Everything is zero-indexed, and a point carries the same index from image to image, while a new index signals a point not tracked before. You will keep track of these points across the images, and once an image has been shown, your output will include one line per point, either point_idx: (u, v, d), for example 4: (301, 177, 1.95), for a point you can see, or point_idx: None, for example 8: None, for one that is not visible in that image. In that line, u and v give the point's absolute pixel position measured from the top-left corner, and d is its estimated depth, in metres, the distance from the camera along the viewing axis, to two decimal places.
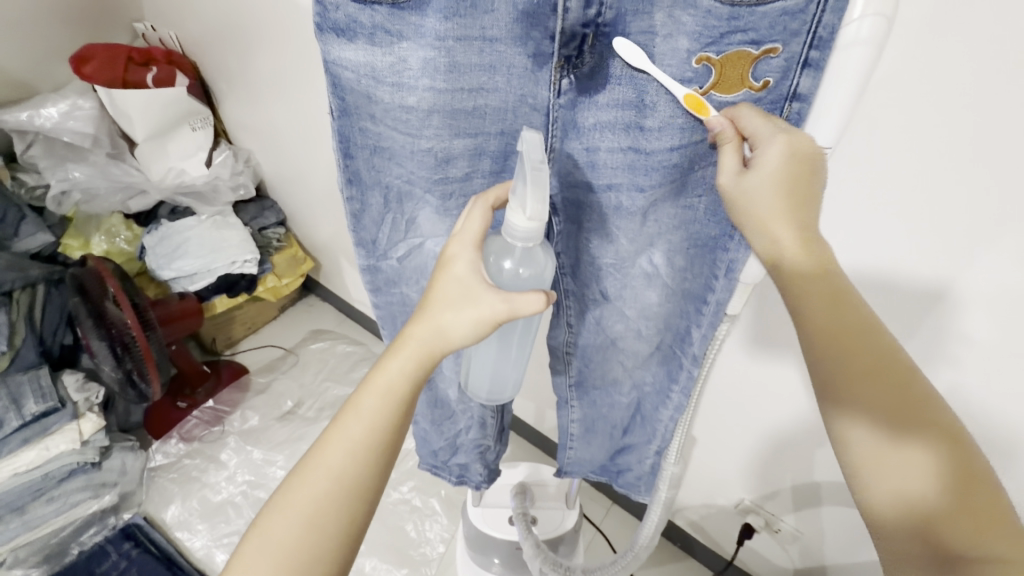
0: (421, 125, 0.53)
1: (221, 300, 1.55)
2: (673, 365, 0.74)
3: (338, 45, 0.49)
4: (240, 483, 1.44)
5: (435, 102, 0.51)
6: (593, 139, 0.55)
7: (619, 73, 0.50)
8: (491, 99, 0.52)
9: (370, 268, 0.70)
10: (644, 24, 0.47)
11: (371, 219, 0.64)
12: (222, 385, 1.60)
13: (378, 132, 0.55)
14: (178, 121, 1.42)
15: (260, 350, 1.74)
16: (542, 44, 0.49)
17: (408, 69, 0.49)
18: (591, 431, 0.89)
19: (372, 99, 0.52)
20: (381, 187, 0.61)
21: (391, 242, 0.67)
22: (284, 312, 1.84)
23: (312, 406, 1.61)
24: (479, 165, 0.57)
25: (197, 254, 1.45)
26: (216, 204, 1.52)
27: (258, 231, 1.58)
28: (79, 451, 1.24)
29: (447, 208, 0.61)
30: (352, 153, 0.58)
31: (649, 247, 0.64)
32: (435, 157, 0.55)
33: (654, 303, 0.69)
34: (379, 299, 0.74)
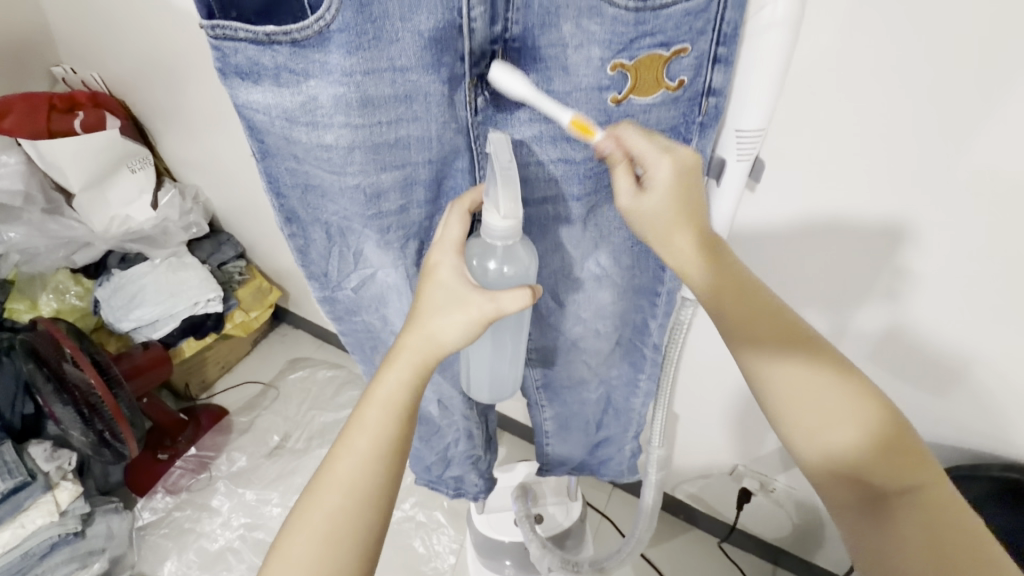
0: (344, 163, 0.50)
1: (189, 344, 1.49)
2: (636, 356, 0.75)
3: (244, 89, 0.46)
4: (236, 527, 1.40)
5: (354, 138, 0.49)
6: (520, 153, 0.54)
7: (535, 89, 0.49)
8: (413, 128, 0.50)
9: (326, 298, 0.68)
10: (553, 37, 0.46)
11: (318, 253, 0.61)
12: (203, 429, 1.55)
13: (305, 171, 0.53)
14: (115, 164, 1.36)
15: (238, 389, 1.68)
16: (455, 67, 0.47)
17: (320, 107, 0.47)
18: (566, 428, 0.88)
19: (290, 140, 0.50)
20: (321, 224, 0.58)
21: (343, 273, 0.64)
22: (258, 346, 1.79)
23: (300, 437, 1.57)
24: (413, 195, 0.55)
25: (156, 299, 1.40)
26: (169, 245, 1.45)
27: (217, 267, 1.53)
28: (60, 523, 1.18)
29: (388, 241, 0.59)
30: (284, 193, 0.55)
31: (595, 250, 0.63)
32: (365, 193, 0.53)
33: (609, 302, 0.68)
34: (343, 327, 0.72)
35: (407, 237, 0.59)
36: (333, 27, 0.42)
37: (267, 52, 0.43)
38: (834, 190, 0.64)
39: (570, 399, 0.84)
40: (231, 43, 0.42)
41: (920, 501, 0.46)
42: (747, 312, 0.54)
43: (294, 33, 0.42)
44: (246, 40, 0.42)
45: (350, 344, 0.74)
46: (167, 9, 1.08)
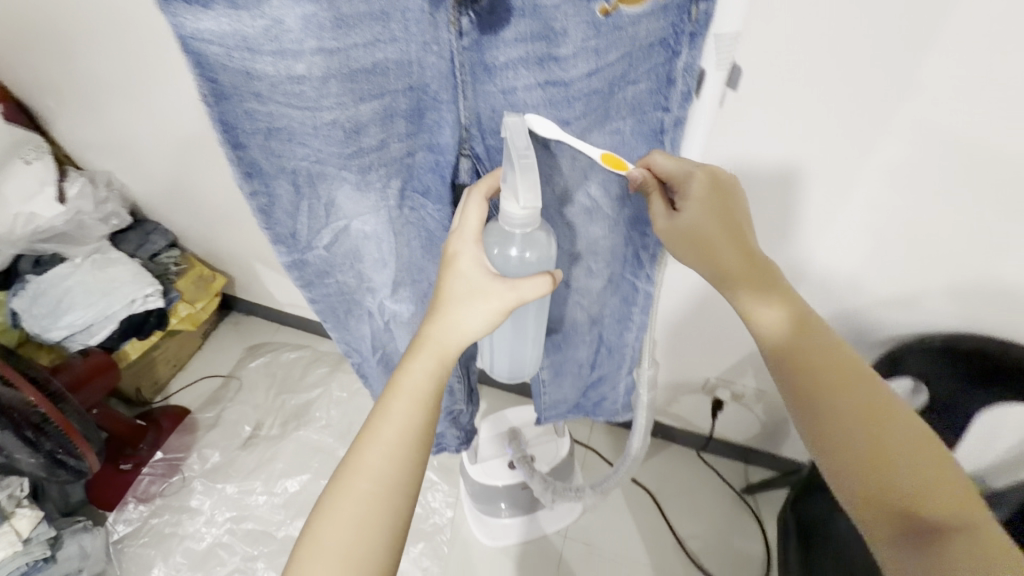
0: (319, 96, 0.47)
1: (133, 345, 1.38)
2: (627, 290, 0.75)
3: (193, 15, 0.39)
4: (223, 522, 1.36)
5: (326, 67, 0.45)
6: (507, 79, 0.51)
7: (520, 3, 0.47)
8: (388, 52, 0.47)
9: (295, 264, 0.62)
10: None
11: (284, 212, 0.56)
12: (166, 432, 1.47)
13: (270, 112, 0.47)
14: (5, 156, 1.19)
15: (195, 386, 1.59)
16: None
17: (287, 31, 0.42)
18: (560, 374, 0.90)
19: (253, 82, 0.45)
20: (286, 173, 0.53)
21: (312, 231, 0.59)
22: (210, 338, 1.68)
23: (274, 423, 1.52)
24: (393, 128, 0.53)
25: (87, 301, 1.27)
26: (89, 241, 1.32)
27: (149, 259, 1.41)
28: (25, 552, 1.10)
29: (368, 182, 0.56)
30: (242, 143, 0.49)
31: (585, 179, 0.63)
32: (343, 132, 0.50)
33: (602, 237, 0.69)
34: (314, 295, 0.67)
35: (388, 176, 0.57)
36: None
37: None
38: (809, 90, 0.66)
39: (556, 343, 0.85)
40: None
41: (971, 545, 0.47)
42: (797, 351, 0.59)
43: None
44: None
45: (323, 312, 0.70)
46: None
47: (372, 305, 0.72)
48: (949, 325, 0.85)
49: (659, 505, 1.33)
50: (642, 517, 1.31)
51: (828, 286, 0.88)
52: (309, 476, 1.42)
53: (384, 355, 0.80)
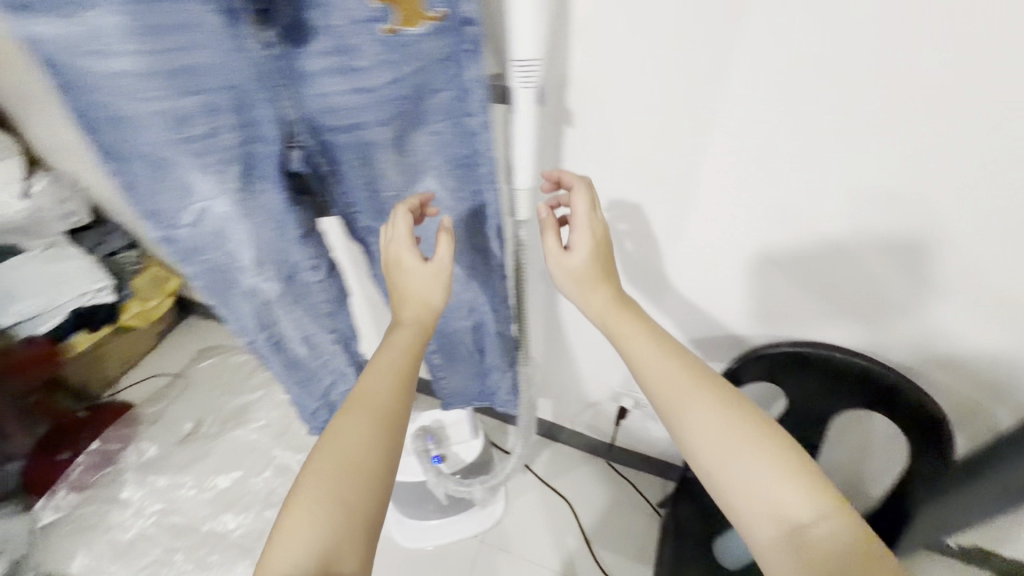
0: (139, 93, 0.43)
1: (82, 336, 1.44)
2: (492, 280, 0.74)
3: (89, 17, 0.39)
4: (150, 514, 1.38)
5: (148, 63, 0.41)
6: (326, 93, 0.49)
7: (357, 90, 0.49)
8: (204, 46, 0.44)
9: (167, 239, 0.56)
10: (362, 45, 0.46)
11: (145, 192, 0.51)
12: (107, 426, 1.50)
13: (112, 103, 0.43)
14: None
15: (143, 383, 1.64)
16: (393, 101, 0.50)
17: (103, 33, 0.39)
18: (454, 360, 0.89)
19: (80, 71, 0.41)
20: (138, 159, 0.48)
21: (177, 209, 0.53)
22: (163, 339, 1.74)
23: (213, 422, 1.55)
24: (222, 122, 0.48)
25: (37, 291, 1.33)
26: (48, 234, 1.41)
27: (105, 256, 1.49)
28: None
29: (209, 168, 0.49)
30: (91, 126, 0.45)
31: (432, 205, 0.62)
32: (169, 122, 0.45)
33: (455, 244, 0.68)
34: (190, 268, 0.60)
35: (229, 162, 0.50)
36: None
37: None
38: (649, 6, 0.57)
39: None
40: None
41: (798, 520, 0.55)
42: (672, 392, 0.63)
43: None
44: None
45: (201, 285, 0.62)
46: None
47: (247, 284, 0.63)
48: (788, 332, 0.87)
49: (576, 513, 1.34)
50: (555, 523, 1.33)
51: (714, 302, 0.88)
52: (241, 473, 1.44)
53: (274, 334, 0.71)
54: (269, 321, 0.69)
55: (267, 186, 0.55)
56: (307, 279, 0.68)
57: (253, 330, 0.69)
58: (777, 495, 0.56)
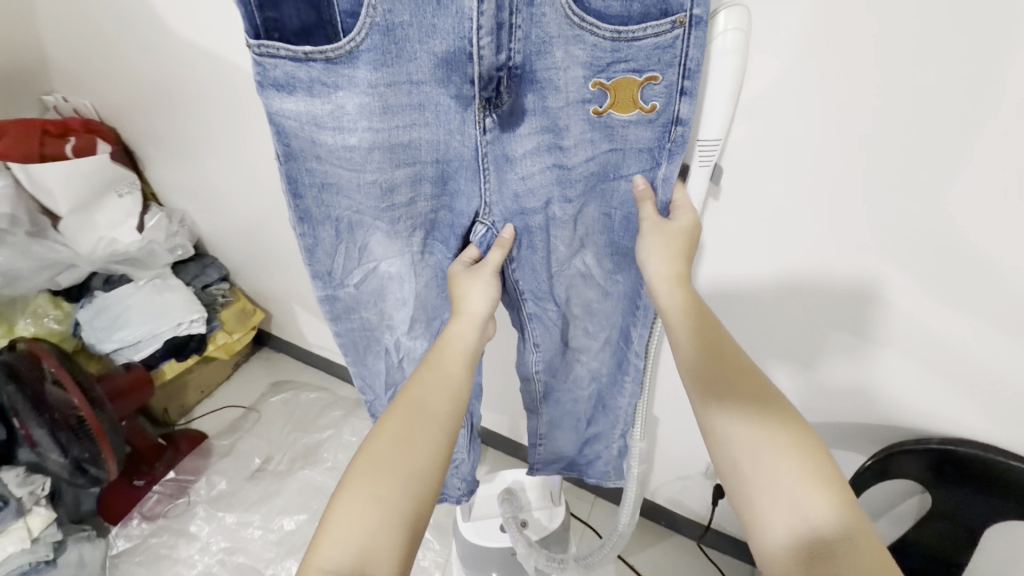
0: (364, 161, 0.50)
1: (171, 366, 1.48)
2: (622, 357, 0.72)
3: (344, 98, 0.45)
4: (216, 552, 1.36)
5: (375, 140, 0.48)
6: (522, 167, 0.53)
7: (552, 162, 0.53)
8: (427, 122, 0.49)
9: (327, 299, 0.60)
10: (569, 122, 0.50)
11: (325, 251, 0.55)
12: (182, 455, 1.52)
13: (328, 170, 0.50)
14: (104, 189, 1.38)
15: (218, 414, 1.66)
16: (584, 174, 0.53)
17: (347, 114, 0.46)
18: (557, 427, 0.86)
19: (316, 144, 0.48)
20: (333, 220, 0.54)
21: (346, 270, 0.58)
22: (240, 370, 1.76)
23: (282, 460, 1.54)
24: (420, 191, 0.54)
25: (140, 320, 1.39)
26: (154, 267, 1.47)
27: (201, 288, 1.55)
28: (31, 550, 1.18)
29: (397, 232, 0.56)
30: (300, 194, 0.51)
31: (582, 253, 0.63)
32: (378, 190, 0.51)
33: (596, 303, 0.68)
34: (338, 328, 0.63)
35: (414, 227, 0.56)
36: (362, 46, 0.43)
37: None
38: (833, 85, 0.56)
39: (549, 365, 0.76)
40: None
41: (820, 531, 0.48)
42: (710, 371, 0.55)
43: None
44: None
45: (341, 347, 0.64)
46: (155, 57, 1.13)
47: (388, 342, 0.66)
48: (940, 430, 0.77)
49: None
50: None
51: (854, 390, 0.81)
52: (306, 517, 1.42)
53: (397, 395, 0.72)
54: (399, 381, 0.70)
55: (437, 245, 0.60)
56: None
57: (376, 389, 0.70)
58: (792, 496, 0.50)
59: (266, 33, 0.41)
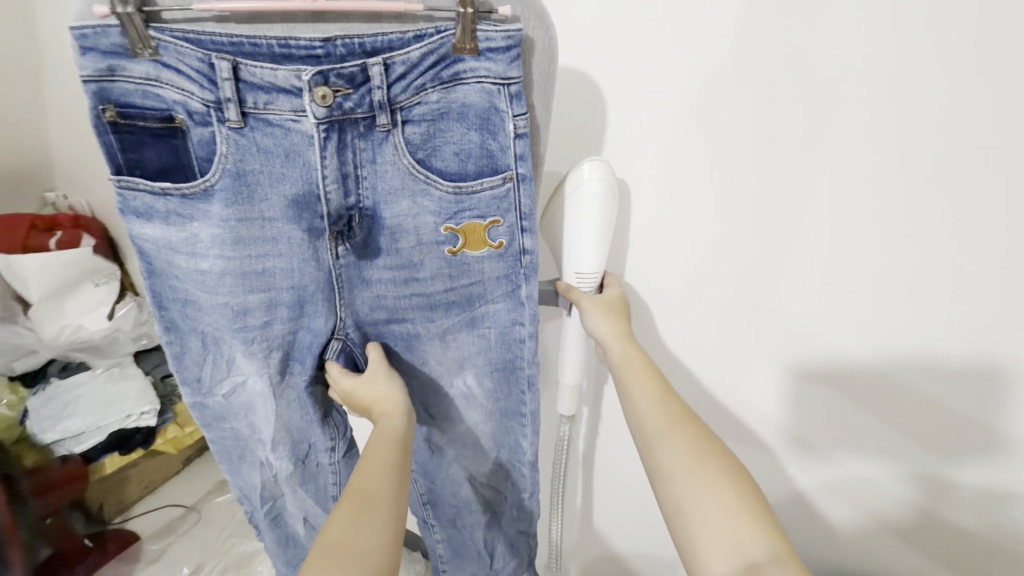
0: (217, 285, 0.51)
1: (113, 459, 1.42)
2: (516, 474, 0.73)
3: (194, 229, 0.49)
4: None
5: (227, 266, 0.50)
6: (380, 289, 0.56)
7: (412, 287, 0.56)
8: (282, 254, 0.51)
9: (196, 405, 0.62)
10: (424, 250, 0.54)
11: (192, 361, 0.58)
12: (107, 559, 1.42)
13: (186, 289, 0.53)
14: (81, 279, 1.44)
15: (157, 513, 1.57)
16: (447, 297, 0.57)
17: (200, 243, 0.49)
18: (461, 554, 0.85)
19: (174, 266, 0.51)
20: (197, 333, 0.56)
21: (214, 380, 0.60)
22: (189, 465, 1.70)
23: (214, 569, 1.43)
24: (277, 314, 0.54)
25: (87, 411, 1.37)
26: (114, 355, 1.49)
27: (160, 378, 1.54)
28: None
29: (253, 351, 0.56)
30: (164, 307, 0.55)
31: (461, 370, 0.64)
32: (231, 312, 0.53)
33: (479, 423, 0.69)
34: (211, 434, 0.65)
35: (271, 347, 0.56)
36: (216, 185, 0.47)
37: (187, 96, 0.45)
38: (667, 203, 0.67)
39: (426, 468, 0.76)
40: (172, 32, 0.42)
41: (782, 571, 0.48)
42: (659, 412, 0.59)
43: (234, 115, 0.45)
44: (137, 79, 0.44)
45: (216, 454, 0.66)
46: None
47: (261, 457, 0.66)
48: None
49: None
50: None
51: None
52: None
53: (274, 508, 0.72)
54: (274, 493, 0.71)
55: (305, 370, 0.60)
56: (318, 463, 0.69)
57: (255, 498, 0.70)
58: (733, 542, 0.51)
59: (127, 169, 0.47)
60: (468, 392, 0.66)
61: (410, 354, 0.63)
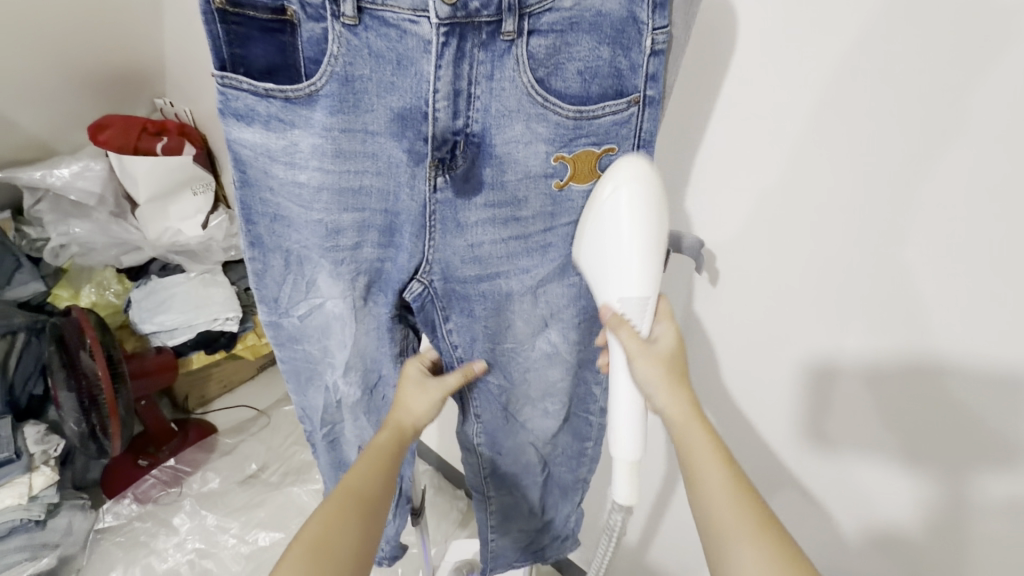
0: (311, 200, 0.48)
1: (199, 356, 1.54)
2: (579, 423, 0.71)
3: (295, 137, 0.45)
4: (189, 551, 1.36)
5: (323, 180, 0.47)
6: (476, 234, 0.51)
7: (509, 225, 0.51)
8: (381, 174, 0.47)
9: (273, 323, 0.60)
10: (527, 178, 0.49)
11: (273, 279, 0.55)
12: (188, 445, 1.57)
13: (278, 202, 0.50)
14: (181, 185, 1.52)
15: (231, 411, 1.71)
16: (544, 237, 0.53)
17: (300, 152, 0.46)
18: (510, 517, 0.81)
19: (269, 176, 0.48)
20: (283, 251, 0.53)
21: (292, 300, 0.57)
22: (262, 372, 1.82)
23: (276, 471, 1.54)
24: (366, 238, 0.51)
25: (180, 309, 1.47)
26: (207, 262, 1.57)
27: (244, 290, 1.60)
28: (25, 508, 1.20)
29: (339, 274, 0.53)
30: (254, 220, 0.51)
31: (543, 325, 0.60)
32: (323, 230, 0.50)
33: (557, 378, 0.65)
34: (282, 354, 0.63)
35: (357, 273, 0.53)
36: (322, 90, 0.43)
37: None
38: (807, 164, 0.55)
39: (495, 438, 0.71)
40: None
41: None
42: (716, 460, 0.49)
43: (351, 10, 0.41)
44: None
45: (285, 373, 0.65)
46: None
47: (329, 381, 0.65)
48: None
49: None
50: None
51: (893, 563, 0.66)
52: (281, 536, 1.39)
53: (332, 432, 0.71)
54: (334, 419, 0.69)
55: (388, 304, 0.57)
56: (385, 396, 0.67)
57: (317, 423, 0.69)
58: None
59: (230, 65, 0.42)
60: (548, 348, 0.62)
61: (501, 308, 0.57)
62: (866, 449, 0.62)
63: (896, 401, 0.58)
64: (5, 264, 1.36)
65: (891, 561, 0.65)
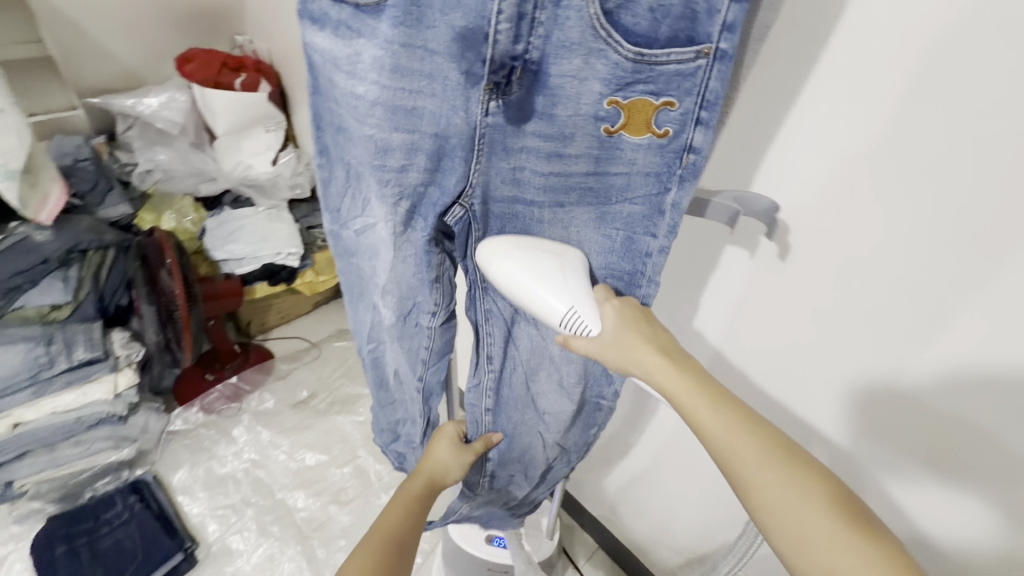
0: (366, 115, 0.50)
1: (262, 287, 1.63)
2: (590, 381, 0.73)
3: (360, 50, 0.48)
4: (245, 459, 1.49)
5: (380, 96, 0.48)
6: (520, 160, 0.54)
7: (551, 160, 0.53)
8: (435, 96, 0.48)
9: (334, 232, 0.66)
10: (575, 117, 0.50)
11: (336, 186, 0.61)
12: (248, 365, 1.70)
13: (341, 113, 0.54)
14: (255, 122, 1.60)
15: (287, 340, 1.83)
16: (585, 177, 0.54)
17: (363, 65, 0.48)
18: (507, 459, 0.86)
19: (336, 86, 0.52)
20: (344, 163, 0.59)
21: (350, 213, 0.62)
22: (317, 308, 1.93)
23: (324, 400, 1.65)
24: (414, 160, 0.52)
25: (248, 240, 1.56)
26: (274, 198, 1.65)
27: (306, 228, 1.68)
28: (111, 402, 1.35)
29: (384, 195, 0.55)
30: (323, 128, 0.58)
31: None
32: (374, 146, 0.51)
33: None
34: (340, 262, 0.70)
35: (401, 196, 0.54)
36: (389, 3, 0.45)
37: None
38: (898, 135, 0.48)
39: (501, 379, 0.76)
40: None
41: None
42: (756, 445, 0.47)
43: None
44: None
45: (341, 280, 0.72)
46: None
47: (371, 302, 0.69)
48: None
49: None
50: None
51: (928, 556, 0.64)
52: (326, 458, 1.51)
53: (375, 349, 0.77)
54: (376, 338, 0.75)
55: (424, 233, 0.58)
56: (418, 323, 0.67)
57: (364, 335, 0.76)
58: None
59: None
60: None
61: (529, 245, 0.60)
62: (916, 445, 0.58)
63: (959, 407, 0.54)
64: (98, 184, 1.45)
65: (929, 554, 0.63)
